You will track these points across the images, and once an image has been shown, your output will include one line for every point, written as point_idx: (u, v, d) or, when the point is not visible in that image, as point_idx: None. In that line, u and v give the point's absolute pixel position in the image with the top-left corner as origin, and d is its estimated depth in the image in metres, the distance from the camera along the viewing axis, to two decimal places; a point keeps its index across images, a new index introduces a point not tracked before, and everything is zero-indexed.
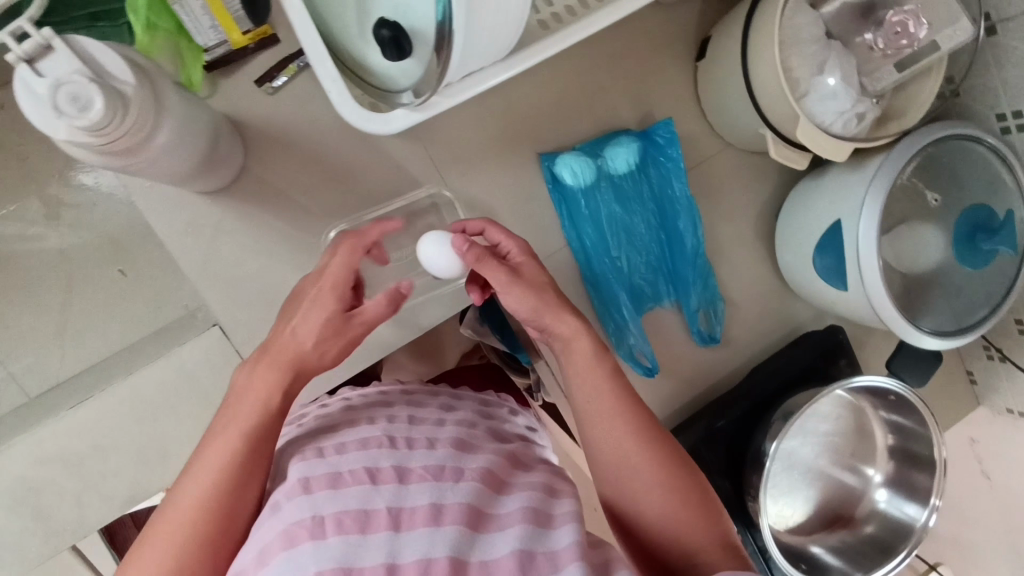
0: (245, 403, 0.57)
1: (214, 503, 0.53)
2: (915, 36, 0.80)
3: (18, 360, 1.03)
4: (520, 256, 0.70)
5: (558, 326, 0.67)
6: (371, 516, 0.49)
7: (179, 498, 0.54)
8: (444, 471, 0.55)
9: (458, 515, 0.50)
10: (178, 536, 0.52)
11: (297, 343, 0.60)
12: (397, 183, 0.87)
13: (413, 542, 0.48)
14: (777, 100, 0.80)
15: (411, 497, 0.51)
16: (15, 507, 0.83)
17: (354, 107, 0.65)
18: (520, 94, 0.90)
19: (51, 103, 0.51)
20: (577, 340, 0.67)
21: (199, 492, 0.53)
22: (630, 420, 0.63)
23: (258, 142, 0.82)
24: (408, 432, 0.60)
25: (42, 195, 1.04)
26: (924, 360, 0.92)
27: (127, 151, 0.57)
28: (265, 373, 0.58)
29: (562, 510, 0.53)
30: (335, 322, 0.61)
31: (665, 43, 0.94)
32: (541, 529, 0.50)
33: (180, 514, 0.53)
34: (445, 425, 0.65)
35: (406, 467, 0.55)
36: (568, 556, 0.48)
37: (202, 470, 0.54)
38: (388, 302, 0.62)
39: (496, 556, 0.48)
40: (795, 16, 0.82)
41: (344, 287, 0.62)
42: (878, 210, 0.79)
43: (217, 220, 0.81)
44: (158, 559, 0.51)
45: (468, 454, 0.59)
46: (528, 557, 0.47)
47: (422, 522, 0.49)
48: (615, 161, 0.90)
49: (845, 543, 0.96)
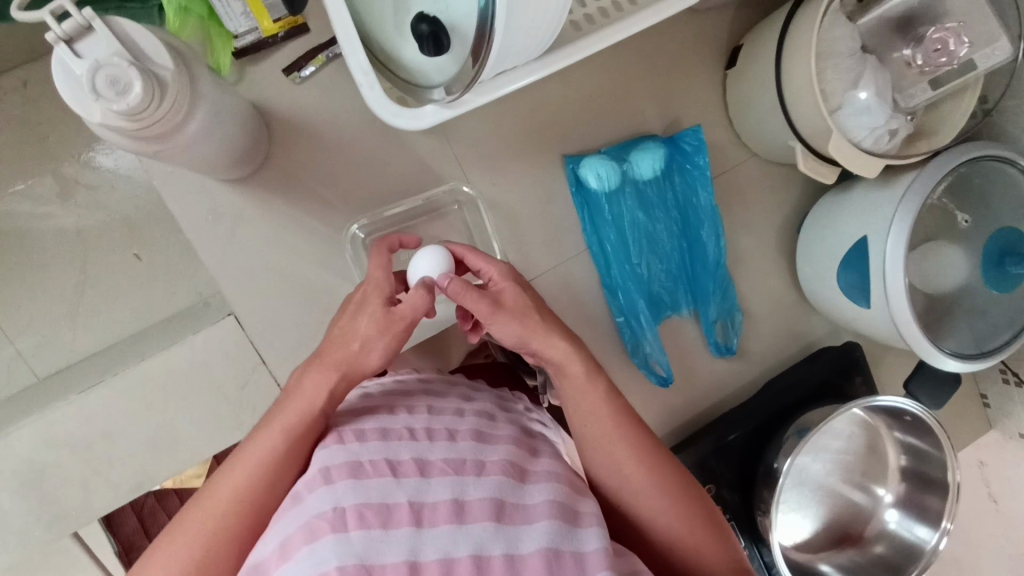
0: (296, 401, 0.57)
1: (249, 497, 0.53)
2: (955, 54, 0.80)
3: (26, 340, 1.02)
4: (498, 278, 0.67)
5: (547, 351, 0.64)
6: (393, 510, 0.48)
7: (215, 489, 0.54)
8: (466, 463, 0.54)
9: (483, 511, 0.49)
10: (213, 526, 0.52)
11: (346, 344, 0.61)
12: (420, 180, 0.86)
13: (435, 539, 0.47)
14: (810, 113, 0.79)
15: (432, 491, 0.50)
16: (22, 490, 0.83)
17: (384, 101, 0.63)
18: (548, 94, 0.89)
19: (88, 85, 0.50)
20: (568, 365, 0.64)
21: (235, 487, 0.53)
22: (638, 442, 0.61)
23: (282, 132, 0.81)
24: (427, 423, 0.59)
25: (58, 174, 1.03)
26: (945, 382, 0.91)
27: (159, 137, 0.57)
28: (318, 376, 0.59)
29: (586, 510, 0.55)
30: (380, 315, 0.61)
31: (696, 49, 0.93)
32: (569, 528, 0.51)
33: (213, 505, 0.53)
34: (465, 415, 0.64)
35: (427, 460, 0.54)
36: (596, 561, 0.49)
37: (240, 463, 0.54)
38: (422, 291, 0.63)
39: (523, 551, 0.48)
40: (832, 28, 0.81)
41: (385, 286, 0.63)
42: (907, 226, 0.78)
43: (238, 208, 0.80)
44: (191, 548, 0.51)
45: (488, 444, 0.59)
46: (556, 557, 0.48)
47: (445, 519, 0.48)
48: (641, 166, 0.89)
49: (853, 563, 0.95)
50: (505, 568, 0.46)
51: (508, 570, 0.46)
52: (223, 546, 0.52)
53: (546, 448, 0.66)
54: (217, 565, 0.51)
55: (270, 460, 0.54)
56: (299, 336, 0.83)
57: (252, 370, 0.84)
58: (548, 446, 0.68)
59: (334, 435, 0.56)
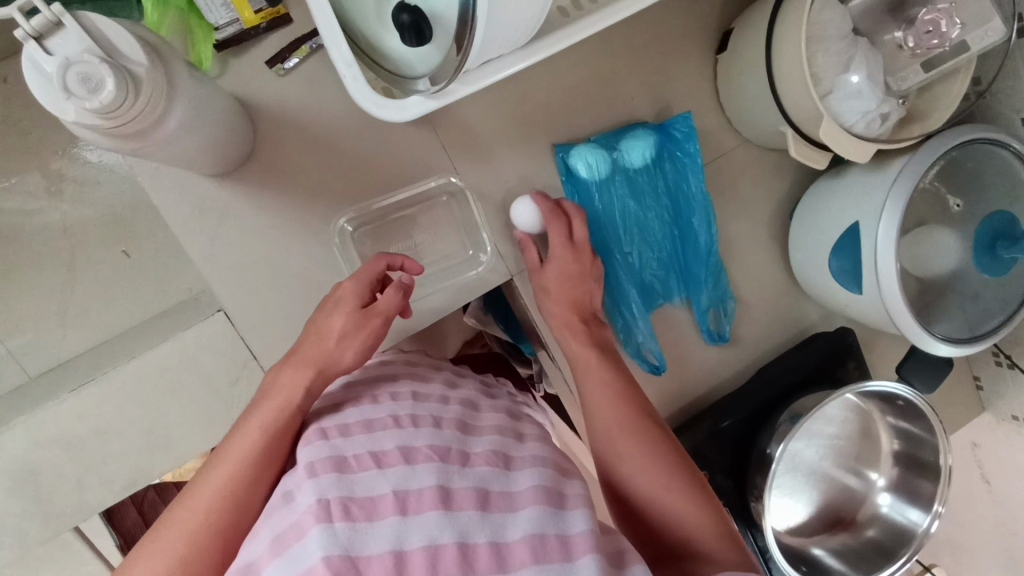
0: (274, 397, 0.59)
1: (229, 489, 0.53)
2: (946, 35, 0.79)
3: (17, 338, 1.01)
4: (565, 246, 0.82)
5: (555, 312, 0.82)
6: (378, 502, 0.48)
7: (195, 490, 0.53)
8: (451, 452, 0.54)
9: (468, 500, 0.49)
10: (193, 519, 0.51)
11: (320, 342, 0.65)
12: (409, 171, 0.85)
13: (421, 527, 0.46)
14: (801, 97, 0.78)
15: (417, 479, 0.50)
16: (17, 489, 0.83)
17: (369, 92, 0.62)
18: (537, 82, 0.88)
19: (58, 83, 0.49)
20: (569, 330, 0.80)
21: (216, 484, 0.53)
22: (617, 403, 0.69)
23: (268, 125, 0.80)
24: (412, 409, 0.59)
25: (43, 170, 1.02)
26: (935, 366, 0.91)
27: (138, 134, 0.56)
28: (292, 370, 0.62)
29: (572, 492, 0.54)
30: (354, 315, 0.66)
31: (686, 34, 0.92)
32: (556, 513, 0.50)
33: (195, 503, 0.52)
34: (450, 403, 0.64)
35: (411, 448, 0.54)
36: (582, 545, 0.48)
37: (220, 462, 0.55)
38: (395, 290, 0.67)
39: (509, 539, 0.47)
40: (823, 12, 0.80)
41: (362, 287, 0.69)
42: (898, 212, 0.78)
43: (224, 203, 0.79)
44: (168, 544, 0.50)
45: (473, 435, 0.59)
46: (542, 543, 0.47)
47: (430, 505, 0.48)
48: (631, 155, 0.88)
49: (846, 546, 0.96)
50: (490, 557, 0.45)
51: (494, 559, 0.45)
52: (206, 542, 0.51)
53: (534, 433, 0.66)
54: (198, 561, 0.50)
55: (250, 454, 0.55)
56: (290, 331, 0.82)
57: (243, 366, 0.83)
58: (536, 428, 0.69)
59: (320, 427, 0.56)
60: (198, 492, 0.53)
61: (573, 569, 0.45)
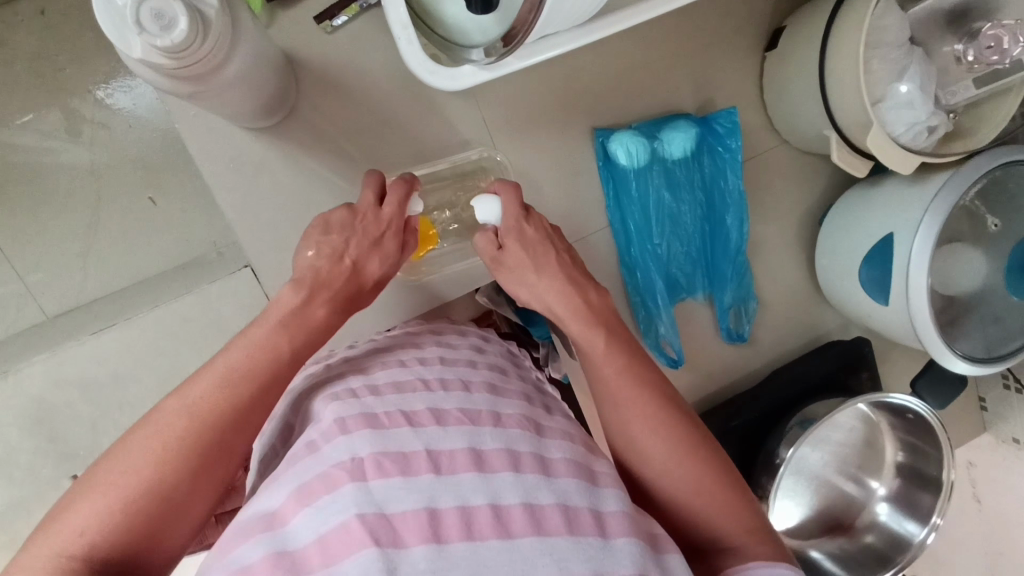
0: (308, 318, 0.56)
1: (239, 402, 0.49)
2: (1007, 53, 0.78)
3: (36, 276, 1.01)
4: (505, 228, 0.68)
5: (552, 304, 0.65)
6: (411, 459, 0.47)
7: (188, 394, 0.48)
8: (481, 414, 0.54)
9: (500, 462, 0.48)
10: (196, 430, 0.47)
11: (360, 279, 0.62)
12: (447, 143, 0.85)
13: (455, 488, 0.45)
14: (851, 102, 0.76)
15: (448, 441, 0.49)
16: (31, 426, 0.82)
17: (421, 57, 0.61)
18: (585, 61, 0.86)
19: (131, 17, 0.48)
20: (572, 321, 0.63)
21: (218, 393, 0.49)
22: (645, 397, 0.58)
23: (311, 80, 0.79)
24: (440, 373, 0.59)
25: (71, 109, 1.00)
26: (950, 383, 0.92)
27: (199, 77, 0.55)
28: (322, 305, 0.58)
29: (602, 470, 0.54)
30: (393, 268, 0.66)
31: (737, 28, 0.90)
32: (591, 487, 0.50)
33: (189, 409, 0.48)
34: (478, 367, 0.64)
35: (441, 409, 0.53)
36: (616, 524, 0.47)
37: (231, 373, 0.50)
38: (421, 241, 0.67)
39: (541, 503, 0.46)
40: (883, 17, 0.78)
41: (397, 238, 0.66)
42: (936, 227, 0.77)
43: (260, 157, 0.78)
44: (161, 452, 0.46)
45: (502, 397, 0.59)
46: (575, 514, 0.46)
47: (464, 467, 0.47)
48: (672, 145, 0.87)
49: (843, 550, 0.97)
50: (526, 520, 0.44)
51: (530, 520, 0.44)
52: (203, 453, 0.47)
53: (557, 406, 0.67)
54: (201, 468, 0.47)
55: (255, 365, 0.51)
56: None
57: None
58: (560, 404, 0.69)
59: (364, 385, 0.56)
60: (199, 387, 0.49)
61: (608, 547, 0.44)
